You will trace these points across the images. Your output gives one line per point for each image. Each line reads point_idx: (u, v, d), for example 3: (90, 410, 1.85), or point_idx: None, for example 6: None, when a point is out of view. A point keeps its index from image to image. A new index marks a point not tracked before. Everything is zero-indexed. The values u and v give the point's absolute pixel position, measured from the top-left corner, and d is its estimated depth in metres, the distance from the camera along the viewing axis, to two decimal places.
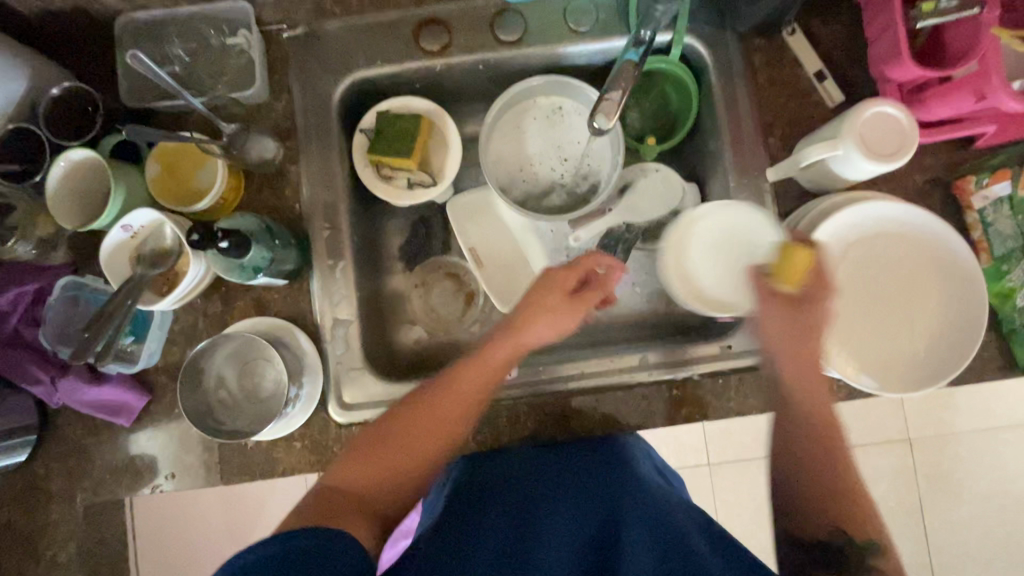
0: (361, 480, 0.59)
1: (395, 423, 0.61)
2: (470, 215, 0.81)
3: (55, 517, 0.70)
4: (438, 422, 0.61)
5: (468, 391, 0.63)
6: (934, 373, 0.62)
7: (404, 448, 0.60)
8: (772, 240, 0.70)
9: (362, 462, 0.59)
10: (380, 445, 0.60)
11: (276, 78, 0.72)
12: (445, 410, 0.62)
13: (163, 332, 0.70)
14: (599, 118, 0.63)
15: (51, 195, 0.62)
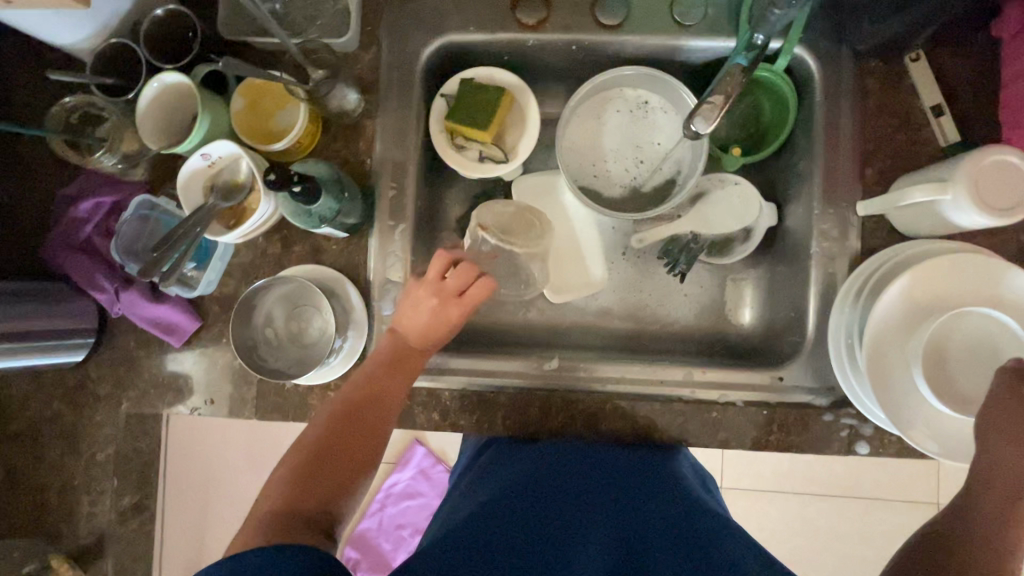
0: (299, 498, 0.55)
1: (330, 434, 0.60)
2: (535, 198, 0.80)
3: (99, 419, 0.74)
4: (356, 441, 0.60)
5: (387, 407, 0.63)
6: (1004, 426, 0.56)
7: (333, 465, 0.58)
8: (853, 273, 0.66)
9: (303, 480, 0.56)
10: (320, 460, 0.58)
11: (368, 30, 0.71)
12: (365, 430, 0.61)
13: (223, 264, 0.71)
14: (697, 121, 0.59)
15: (142, 113, 0.64)
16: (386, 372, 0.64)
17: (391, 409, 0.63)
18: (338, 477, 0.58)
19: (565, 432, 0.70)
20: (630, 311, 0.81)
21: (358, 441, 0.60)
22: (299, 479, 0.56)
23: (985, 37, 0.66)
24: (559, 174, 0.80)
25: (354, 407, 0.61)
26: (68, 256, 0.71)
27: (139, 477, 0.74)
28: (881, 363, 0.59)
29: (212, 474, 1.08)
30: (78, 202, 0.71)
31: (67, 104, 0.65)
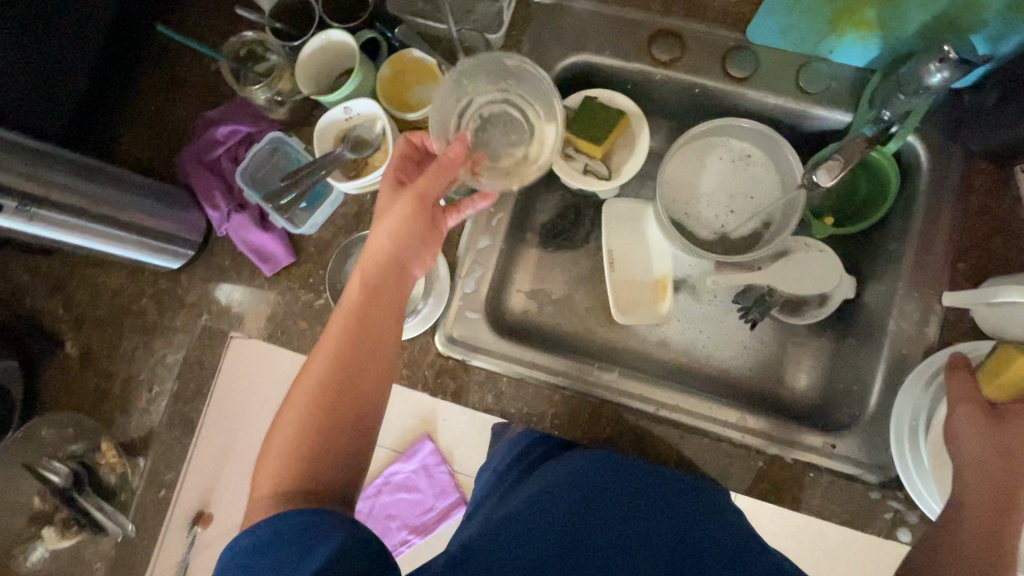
0: (296, 471, 0.52)
1: (310, 406, 0.55)
2: (622, 221, 0.83)
3: (179, 325, 0.79)
4: (331, 405, 0.55)
5: (365, 360, 0.57)
6: None
7: (317, 436, 0.54)
8: (926, 360, 0.67)
9: (305, 464, 0.53)
10: (312, 435, 0.54)
11: (514, 34, 0.77)
12: (346, 392, 0.56)
13: (330, 210, 0.76)
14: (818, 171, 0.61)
15: (302, 60, 0.70)
16: (357, 322, 0.58)
17: (366, 360, 0.57)
18: (337, 453, 0.54)
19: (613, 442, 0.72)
20: (691, 347, 0.83)
21: (340, 409, 0.55)
22: (290, 452, 0.53)
23: None
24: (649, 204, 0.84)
25: (325, 364, 0.56)
26: (197, 170, 0.77)
27: (198, 387, 0.77)
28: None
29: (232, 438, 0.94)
30: (219, 125, 0.78)
31: (246, 37, 0.73)
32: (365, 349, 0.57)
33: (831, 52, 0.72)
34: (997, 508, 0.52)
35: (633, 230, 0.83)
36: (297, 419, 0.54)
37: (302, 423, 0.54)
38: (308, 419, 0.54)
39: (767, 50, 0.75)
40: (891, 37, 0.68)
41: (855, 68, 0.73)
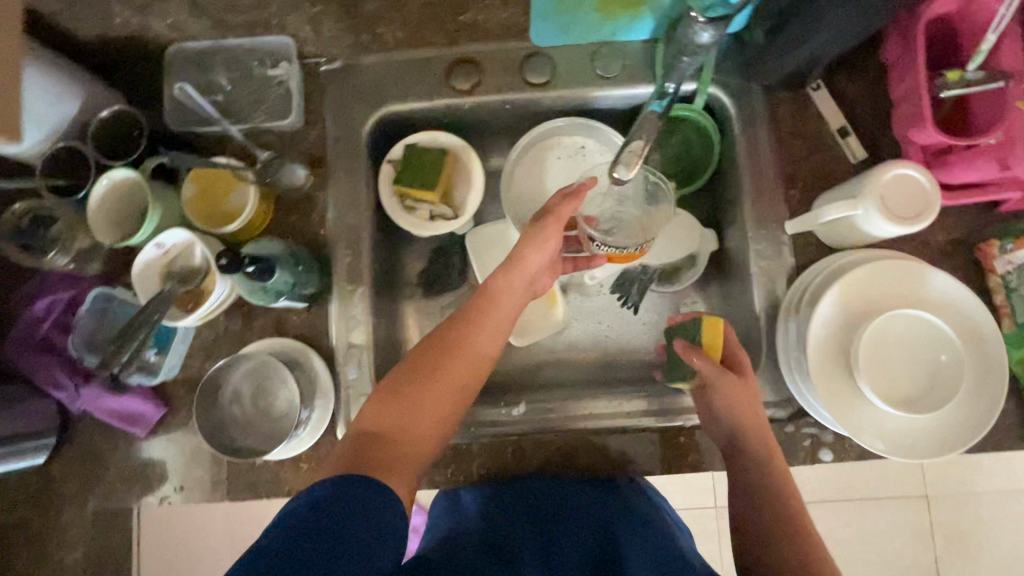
0: (401, 429, 0.55)
1: (405, 382, 0.58)
2: (489, 246, 0.82)
3: (65, 521, 0.71)
4: (456, 369, 0.59)
5: (472, 371, 0.60)
6: (935, 403, 0.59)
7: (434, 392, 0.58)
8: (790, 292, 0.69)
9: (376, 433, 0.55)
10: (394, 407, 0.56)
11: (312, 108, 0.75)
12: (440, 385, 0.58)
13: (185, 346, 0.72)
14: (619, 168, 0.64)
15: (93, 210, 0.65)
16: (471, 332, 0.62)
17: (473, 374, 0.60)
18: (405, 433, 0.55)
19: (546, 471, 0.71)
20: (595, 343, 0.83)
21: (431, 399, 0.57)
22: (403, 406, 0.56)
23: (878, 60, 0.72)
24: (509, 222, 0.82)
25: (460, 336, 0.61)
26: (27, 356, 0.70)
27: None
28: (832, 383, 0.62)
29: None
30: (35, 301, 0.71)
31: (18, 210, 0.66)
32: (472, 362, 0.60)
33: (615, 33, 0.74)
34: (757, 436, 0.63)
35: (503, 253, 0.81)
36: (386, 391, 0.57)
37: (427, 377, 0.58)
38: (437, 378, 0.58)
39: (558, 49, 0.75)
40: (657, 6, 0.70)
41: (642, 41, 0.75)
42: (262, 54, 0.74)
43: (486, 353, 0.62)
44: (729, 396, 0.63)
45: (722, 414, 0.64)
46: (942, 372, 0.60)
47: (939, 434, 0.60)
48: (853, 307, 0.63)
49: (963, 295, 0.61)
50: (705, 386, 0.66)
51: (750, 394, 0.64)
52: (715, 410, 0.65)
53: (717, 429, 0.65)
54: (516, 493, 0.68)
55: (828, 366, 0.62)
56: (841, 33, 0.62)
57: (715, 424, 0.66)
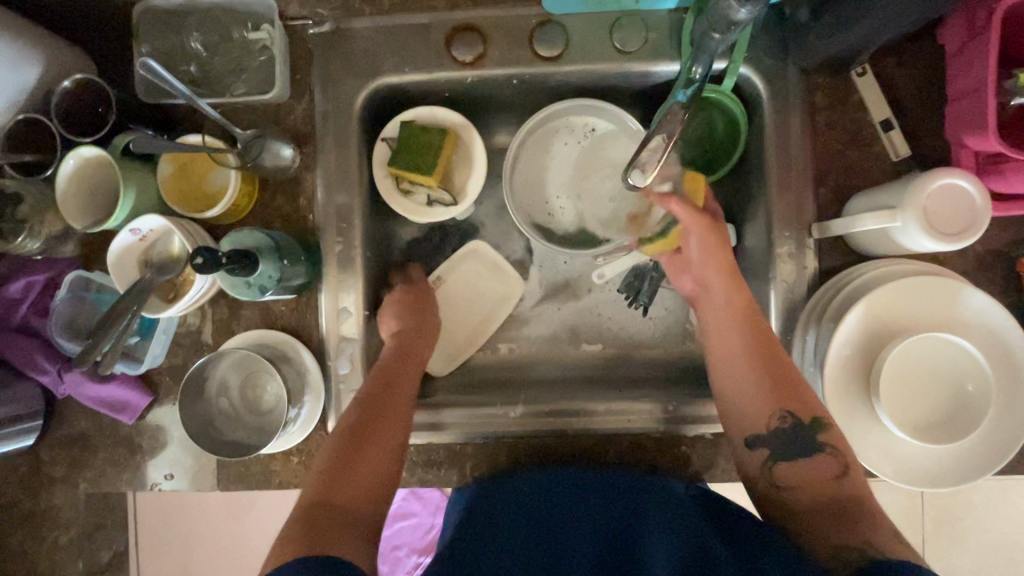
0: (347, 489, 0.55)
1: (338, 455, 0.58)
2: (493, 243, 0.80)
3: (57, 502, 0.71)
4: (385, 424, 0.60)
5: (393, 436, 0.60)
6: (954, 432, 0.56)
7: (370, 448, 0.58)
8: (809, 301, 0.65)
9: (324, 500, 0.54)
10: (334, 477, 0.56)
11: (299, 78, 0.68)
12: (371, 452, 0.58)
13: (168, 336, 0.69)
14: (637, 173, 0.59)
15: (61, 194, 0.60)
16: (389, 396, 0.63)
17: (398, 438, 0.61)
18: (346, 504, 0.54)
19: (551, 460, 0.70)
20: (599, 338, 0.79)
21: (365, 467, 0.57)
22: (344, 465, 0.57)
23: (934, 42, 0.64)
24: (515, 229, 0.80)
25: (378, 388, 0.63)
26: (7, 339, 0.67)
27: (108, 558, 0.72)
28: (847, 400, 0.58)
29: (186, 562, 0.94)
30: (9, 282, 0.67)
31: None
32: (392, 424, 0.61)
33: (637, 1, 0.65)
34: (732, 281, 0.64)
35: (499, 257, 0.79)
36: (323, 468, 0.57)
37: (362, 435, 0.59)
38: (371, 434, 0.59)
39: (573, 17, 0.67)
40: None
41: (669, 10, 0.67)
42: (243, 15, 0.66)
43: (405, 415, 0.62)
44: (704, 243, 0.65)
45: (697, 261, 0.67)
46: (966, 405, 0.56)
47: (953, 468, 0.57)
48: (872, 330, 0.58)
49: (999, 313, 0.56)
50: (685, 232, 0.67)
51: (724, 241, 0.65)
52: (690, 259, 0.68)
53: (687, 279, 0.69)
54: (506, 487, 0.65)
55: (840, 389, 0.58)
56: (896, 15, 0.54)
57: (686, 272, 0.70)
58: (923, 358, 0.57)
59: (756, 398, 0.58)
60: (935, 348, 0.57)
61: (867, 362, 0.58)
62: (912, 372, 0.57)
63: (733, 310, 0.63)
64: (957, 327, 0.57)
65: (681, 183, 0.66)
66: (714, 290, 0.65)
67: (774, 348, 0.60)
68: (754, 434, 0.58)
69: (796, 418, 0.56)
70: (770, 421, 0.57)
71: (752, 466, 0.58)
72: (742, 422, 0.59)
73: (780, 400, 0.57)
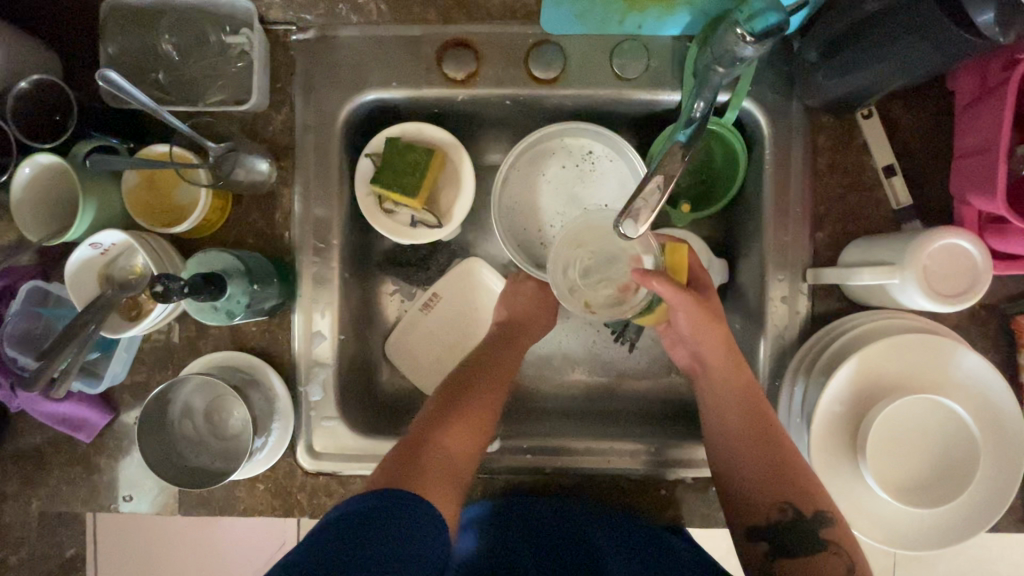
0: (443, 439, 0.59)
1: (442, 406, 0.62)
2: (460, 280, 0.77)
3: (7, 521, 0.68)
4: (488, 391, 0.64)
5: (494, 399, 0.64)
6: (940, 492, 0.55)
7: (471, 407, 0.62)
8: (800, 349, 0.63)
9: (417, 446, 0.58)
10: (438, 424, 0.60)
11: (279, 87, 0.64)
12: (474, 407, 0.62)
13: (129, 354, 0.65)
14: (626, 223, 0.54)
15: (15, 204, 0.56)
16: (489, 364, 0.67)
17: (499, 398, 0.64)
18: (444, 448, 0.58)
19: (514, 488, 0.68)
20: (583, 368, 0.76)
21: (467, 420, 0.61)
22: (444, 416, 0.61)
23: (941, 88, 0.62)
24: (480, 262, 0.76)
25: (481, 363, 0.67)
26: None
27: (72, 554, 0.72)
28: (830, 455, 0.57)
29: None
30: None
31: None
32: (492, 388, 0.65)
33: (639, 26, 0.62)
34: (731, 352, 0.61)
35: (473, 292, 0.77)
36: (429, 416, 0.61)
37: (466, 396, 0.62)
38: (475, 397, 0.63)
39: (571, 39, 0.64)
40: (694, 4, 0.59)
41: (672, 37, 0.64)
42: (220, 17, 0.62)
43: (505, 379, 0.66)
44: (695, 320, 0.61)
45: (689, 337, 0.63)
46: (952, 471, 0.55)
47: (942, 526, 0.56)
48: (862, 391, 0.57)
49: (987, 371, 0.55)
50: (670, 307, 0.63)
51: (715, 314, 0.62)
52: (682, 333, 0.64)
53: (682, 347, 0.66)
54: (530, 519, 0.67)
55: (826, 447, 0.57)
56: (903, 65, 0.52)
57: (681, 344, 0.67)
58: (915, 416, 0.56)
59: (753, 486, 0.56)
60: (923, 406, 0.55)
61: (853, 420, 0.57)
62: (900, 432, 0.56)
63: (738, 383, 0.60)
64: (945, 384, 0.56)
65: (664, 260, 0.64)
66: (713, 356, 0.61)
67: (766, 433, 0.57)
68: (755, 525, 0.56)
69: (797, 510, 0.54)
70: (769, 513, 0.56)
71: (752, 553, 0.56)
72: (744, 509, 0.57)
73: (779, 491, 0.55)
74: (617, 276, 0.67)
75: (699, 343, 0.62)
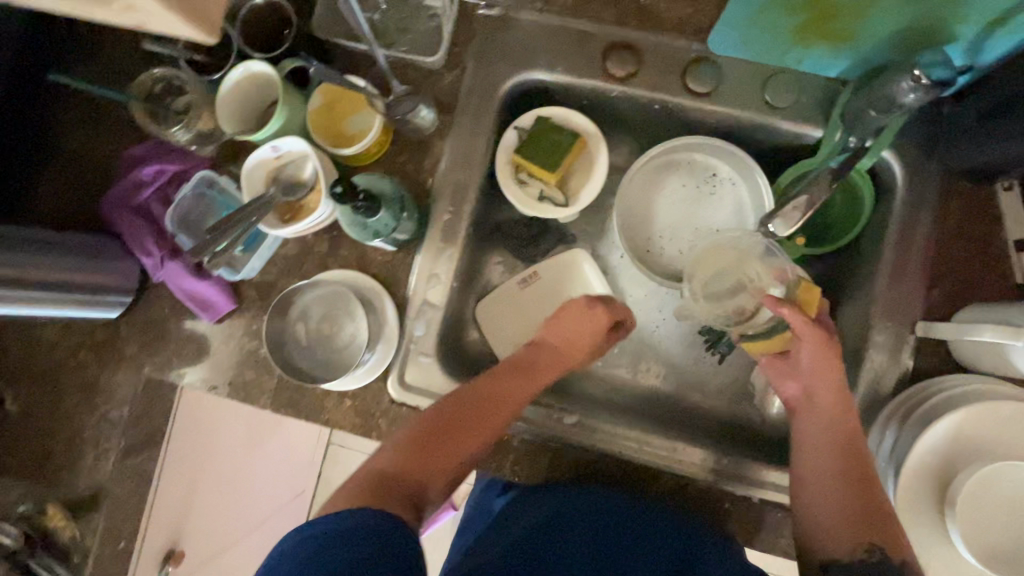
0: (411, 468, 0.56)
1: (420, 431, 0.59)
2: (562, 267, 0.80)
3: (118, 378, 0.74)
4: (484, 426, 0.61)
5: (487, 433, 0.61)
6: None
7: (458, 441, 0.59)
8: (896, 398, 0.63)
9: (390, 470, 0.55)
10: (411, 451, 0.57)
11: (456, 51, 0.71)
12: (457, 441, 0.59)
13: (269, 252, 0.71)
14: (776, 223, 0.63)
15: (223, 98, 0.65)
16: (497, 394, 0.63)
17: (490, 430, 0.61)
18: (407, 476, 0.55)
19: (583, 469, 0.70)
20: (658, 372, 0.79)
21: (442, 456, 0.58)
22: (420, 441, 0.58)
23: None
24: (581, 252, 0.80)
25: (485, 389, 0.63)
26: (124, 215, 0.71)
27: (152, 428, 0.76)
28: (914, 499, 0.58)
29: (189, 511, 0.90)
30: (144, 165, 0.72)
31: (156, 73, 0.67)
32: (490, 421, 0.61)
33: (799, 62, 0.66)
34: (838, 393, 0.60)
35: (573, 277, 0.80)
36: (404, 436, 0.58)
37: (460, 430, 0.60)
38: (468, 431, 0.60)
39: (730, 62, 0.68)
40: (858, 50, 0.62)
41: (826, 79, 0.67)
42: None
43: (504, 409, 0.63)
44: (818, 355, 0.61)
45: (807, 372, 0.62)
46: None
47: None
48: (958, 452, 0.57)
49: None
50: (795, 338, 0.63)
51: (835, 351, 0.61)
52: (800, 367, 0.63)
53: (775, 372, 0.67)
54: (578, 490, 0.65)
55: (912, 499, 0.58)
56: None
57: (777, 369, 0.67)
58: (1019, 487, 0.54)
59: (840, 523, 0.56)
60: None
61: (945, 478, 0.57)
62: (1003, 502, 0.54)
63: (839, 418, 0.60)
64: None
65: (795, 292, 0.64)
66: (811, 380, 0.62)
67: (862, 470, 0.58)
68: (833, 561, 0.56)
69: (884, 554, 0.54)
70: (854, 551, 0.55)
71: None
72: (821, 543, 0.57)
73: (868, 532, 0.55)
74: (738, 302, 0.70)
75: (811, 379, 0.62)
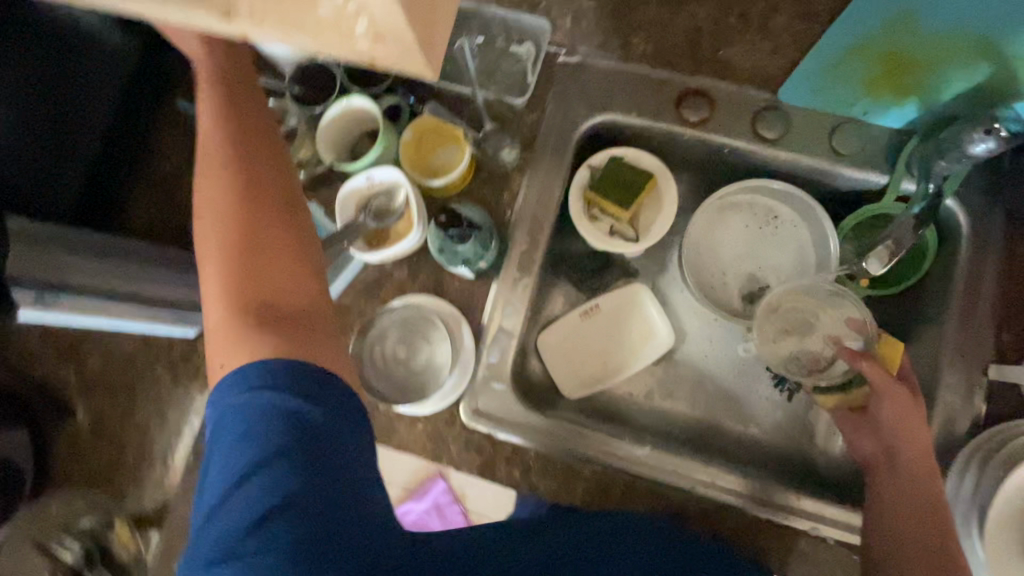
0: (231, 317, 0.45)
1: (223, 263, 0.46)
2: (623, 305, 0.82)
3: (194, 393, 0.76)
4: (206, 215, 0.48)
5: (216, 219, 0.48)
6: None
7: (212, 261, 0.47)
8: (971, 440, 0.64)
9: (253, 348, 0.44)
10: (224, 330, 0.45)
11: (537, 93, 0.75)
12: (208, 257, 0.47)
13: (350, 275, 0.73)
14: (872, 262, 0.66)
15: (325, 130, 0.69)
16: (221, 182, 0.48)
17: (260, 225, 0.47)
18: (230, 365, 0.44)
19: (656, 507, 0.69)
20: (719, 407, 0.80)
21: (219, 322, 0.45)
22: (224, 255, 0.47)
23: None
24: (644, 287, 0.81)
25: (202, 199, 0.49)
26: None
27: None
28: (1003, 544, 0.58)
29: None
30: None
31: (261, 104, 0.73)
32: (219, 221, 0.48)
33: (865, 113, 0.70)
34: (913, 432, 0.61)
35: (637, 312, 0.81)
36: (215, 297, 0.46)
37: (212, 246, 0.47)
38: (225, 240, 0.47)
39: (798, 112, 0.72)
40: (926, 103, 0.66)
41: (890, 130, 0.71)
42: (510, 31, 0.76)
43: (233, 203, 0.48)
44: (897, 402, 0.62)
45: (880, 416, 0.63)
46: None
47: None
48: None
49: None
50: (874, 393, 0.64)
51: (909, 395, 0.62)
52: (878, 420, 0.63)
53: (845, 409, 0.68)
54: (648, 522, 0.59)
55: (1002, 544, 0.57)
56: None
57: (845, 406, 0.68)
58: None
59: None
60: None
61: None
62: None
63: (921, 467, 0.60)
64: None
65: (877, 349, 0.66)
66: (890, 423, 0.62)
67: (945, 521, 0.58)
68: None
69: None
70: None
71: None
72: None
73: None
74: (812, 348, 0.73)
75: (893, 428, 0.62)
